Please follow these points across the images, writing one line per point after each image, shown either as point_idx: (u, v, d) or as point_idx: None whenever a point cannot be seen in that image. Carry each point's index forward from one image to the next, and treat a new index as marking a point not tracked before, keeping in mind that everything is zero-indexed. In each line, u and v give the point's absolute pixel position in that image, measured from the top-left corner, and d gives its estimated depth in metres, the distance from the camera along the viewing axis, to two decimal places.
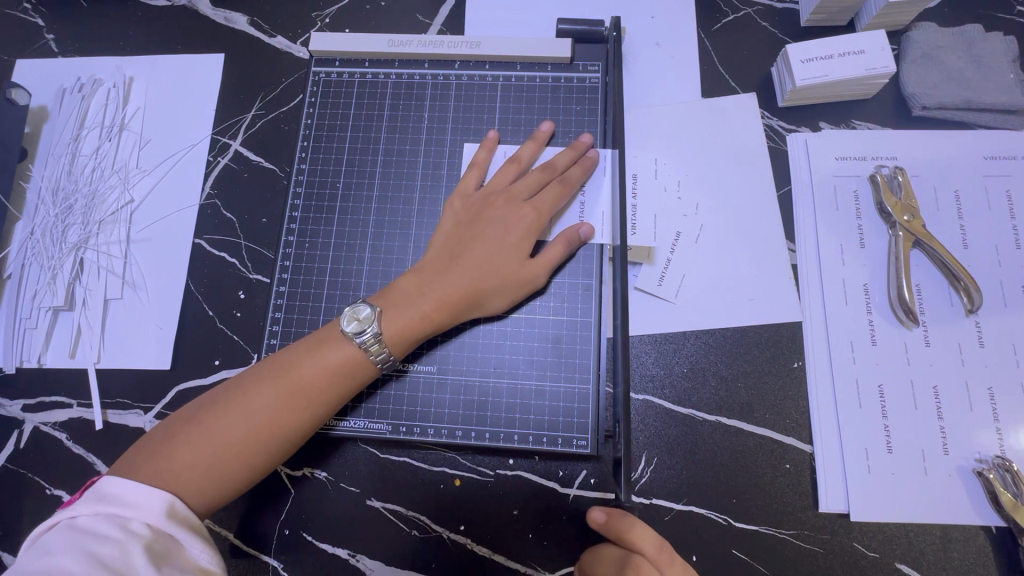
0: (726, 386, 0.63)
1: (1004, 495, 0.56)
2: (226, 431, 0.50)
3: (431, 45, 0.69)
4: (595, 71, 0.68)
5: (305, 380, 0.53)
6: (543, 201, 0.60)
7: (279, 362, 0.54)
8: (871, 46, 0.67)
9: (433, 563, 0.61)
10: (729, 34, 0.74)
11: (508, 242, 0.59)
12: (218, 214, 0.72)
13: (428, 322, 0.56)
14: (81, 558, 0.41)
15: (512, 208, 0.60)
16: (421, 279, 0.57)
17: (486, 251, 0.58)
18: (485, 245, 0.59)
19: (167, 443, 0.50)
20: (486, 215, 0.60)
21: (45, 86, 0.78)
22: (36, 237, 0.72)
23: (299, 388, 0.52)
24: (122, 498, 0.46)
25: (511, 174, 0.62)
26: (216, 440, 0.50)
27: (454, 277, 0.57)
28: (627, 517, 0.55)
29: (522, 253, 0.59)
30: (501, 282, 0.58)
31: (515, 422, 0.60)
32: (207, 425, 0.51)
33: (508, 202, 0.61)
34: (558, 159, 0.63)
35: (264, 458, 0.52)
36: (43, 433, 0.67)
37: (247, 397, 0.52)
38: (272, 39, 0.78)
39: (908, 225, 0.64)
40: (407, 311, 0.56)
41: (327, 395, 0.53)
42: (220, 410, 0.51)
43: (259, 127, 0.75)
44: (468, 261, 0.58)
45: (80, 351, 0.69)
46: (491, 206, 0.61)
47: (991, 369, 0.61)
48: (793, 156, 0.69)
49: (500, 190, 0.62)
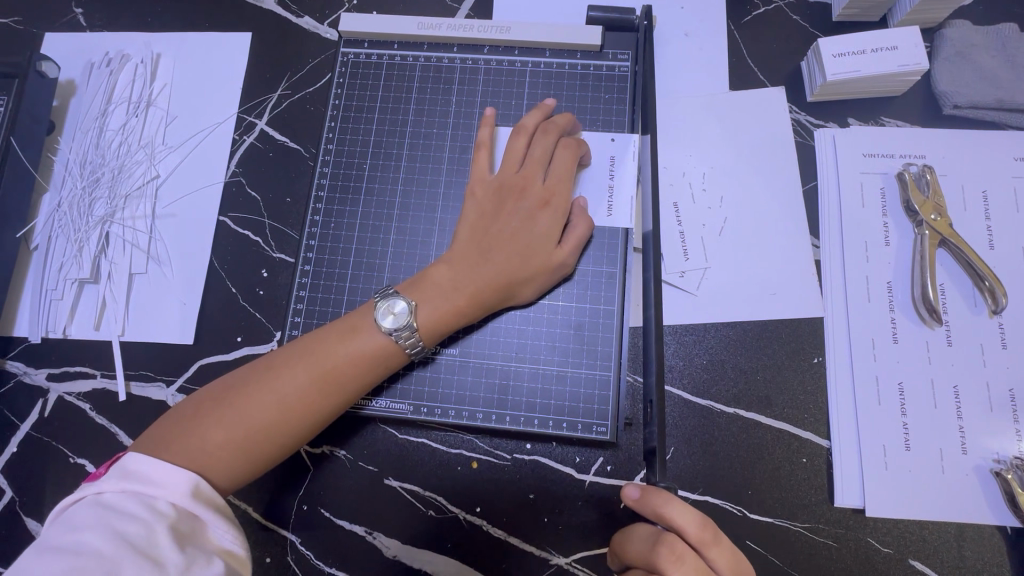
0: (745, 379, 0.63)
1: (1022, 496, 0.56)
2: (258, 411, 0.51)
3: (460, 29, 0.69)
4: (625, 59, 0.68)
5: (334, 366, 0.53)
6: (558, 175, 0.60)
7: (307, 346, 0.54)
8: (904, 42, 0.66)
9: (449, 543, 0.62)
10: (759, 27, 0.73)
11: (538, 228, 0.59)
12: (243, 192, 0.73)
13: (461, 314, 0.57)
14: (109, 537, 0.42)
15: (544, 205, 0.59)
16: (454, 271, 0.57)
17: (515, 239, 0.58)
18: (518, 241, 0.58)
19: (198, 421, 0.51)
20: (513, 206, 0.60)
21: (74, 60, 0.78)
22: (63, 210, 0.73)
23: (327, 375, 0.53)
24: (148, 477, 0.47)
25: (525, 153, 0.61)
26: (248, 420, 0.51)
27: (486, 269, 0.57)
28: (662, 494, 0.50)
29: (552, 236, 0.59)
30: (534, 268, 0.58)
31: (536, 407, 0.61)
32: (238, 405, 0.51)
33: (529, 185, 0.60)
34: (560, 125, 0.62)
35: (290, 441, 0.53)
36: (67, 402, 0.68)
37: (278, 380, 0.52)
38: (300, 19, 0.78)
39: (935, 224, 0.64)
40: (441, 303, 0.56)
41: (356, 380, 0.54)
42: (252, 391, 0.52)
43: (285, 107, 0.75)
44: (498, 250, 0.58)
45: (105, 323, 0.70)
46: (521, 201, 0.60)
47: (1014, 371, 0.61)
48: (821, 151, 0.69)
49: (519, 174, 0.61)
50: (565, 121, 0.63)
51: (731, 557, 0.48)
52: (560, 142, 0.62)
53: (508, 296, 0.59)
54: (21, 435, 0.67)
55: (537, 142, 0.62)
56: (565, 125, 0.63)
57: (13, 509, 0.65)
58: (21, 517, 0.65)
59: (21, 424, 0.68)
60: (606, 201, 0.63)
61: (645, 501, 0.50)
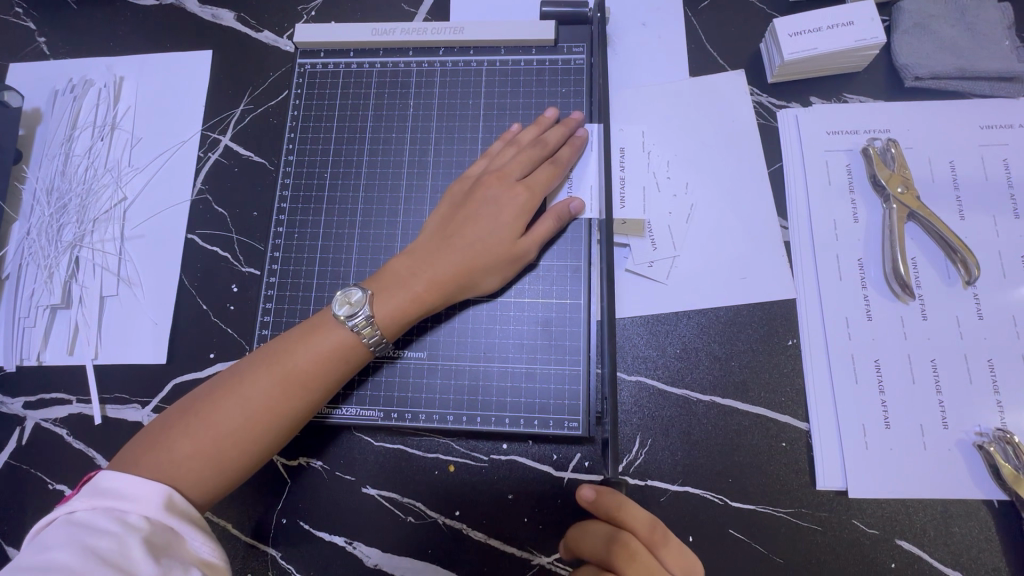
0: (720, 366, 0.63)
1: (1005, 467, 0.56)
2: (224, 421, 0.51)
3: (414, 33, 0.69)
4: (580, 52, 0.67)
5: (297, 367, 0.53)
6: (536, 180, 0.60)
7: (270, 351, 0.54)
8: (859, 17, 0.66)
9: (430, 549, 0.61)
10: (716, 12, 0.73)
11: (503, 219, 0.59)
12: (210, 209, 0.73)
13: (420, 303, 0.57)
14: (80, 552, 0.41)
15: (513, 201, 0.59)
16: (413, 261, 0.58)
17: (480, 227, 0.58)
18: (482, 234, 0.58)
19: (164, 437, 0.50)
20: (482, 198, 0.60)
21: (38, 88, 0.79)
22: (32, 237, 0.73)
23: (291, 376, 0.53)
24: (120, 491, 0.46)
25: (508, 154, 0.62)
26: (214, 431, 0.50)
27: (448, 256, 0.57)
28: (617, 497, 0.54)
29: (517, 231, 0.59)
30: (495, 259, 0.58)
31: (507, 406, 0.60)
32: (203, 415, 0.51)
33: (504, 182, 0.60)
34: (552, 136, 0.62)
35: (260, 449, 0.52)
36: (44, 428, 0.68)
37: (242, 386, 0.52)
38: (258, 34, 0.78)
39: (904, 197, 0.62)
40: (398, 294, 0.56)
41: (321, 381, 0.54)
42: (217, 402, 0.51)
43: (248, 122, 0.75)
44: (463, 241, 0.58)
45: (78, 347, 0.70)
46: (492, 194, 0.60)
47: (991, 341, 0.60)
48: (784, 131, 0.68)
49: (496, 170, 0.61)
50: (559, 134, 0.62)
51: (680, 555, 0.52)
52: (546, 150, 0.62)
53: (464, 284, 0.58)
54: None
55: (524, 149, 0.62)
56: (560, 135, 0.63)
57: None
58: (2, 546, 0.65)
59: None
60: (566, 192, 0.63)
61: (600, 503, 0.54)
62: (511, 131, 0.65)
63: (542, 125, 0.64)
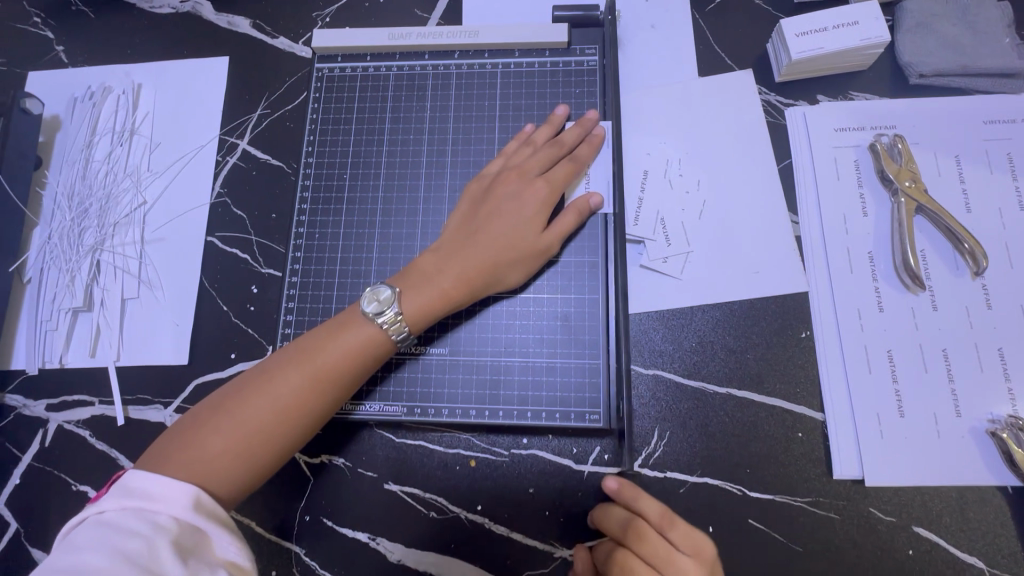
0: (736, 358, 0.64)
1: (1018, 453, 0.57)
2: (253, 416, 0.51)
3: (430, 37, 0.70)
4: (592, 53, 0.69)
5: (324, 363, 0.54)
6: (555, 173, 0.62)
7: (298, 348, 0.55)
8: (864, 17, 0.67)
9: (452, 543, 0.62)
10: (723, 14, 0.74)
11: (525, 215, 0.60)
12: (229, 212, 0.74)
13: (447, 298, 0.57)
14: (111, 554, 0.41)
15: (534, 197, 0.61)
16: (438, 258, 0.59)
17: (503, 223, 0.60)
18: (505, 230, 0.59)
19: (200, 432, 0.51)
20: (502, 195, 0.61)
21: (58, 96, 0.80)
22: (54, 241, 0.74)
23: (318, 372, 0.53)
24: (149, 491, 0.46)
25: (525, 152, 0.64)
26: (245, 425, 0.51)
27: (473, 252, 0.59)
28: (634, 487, 0.57)
29: (538, 223, 0.60)
30: (514, 252, 0.59)
31: (528, 400, 0.61)
32: (234, 412, 0.52)
33: (524, 179, 0.62)
34: (568, 135, 0.64)
35: (289, 443, 0.53)
36: (67, 430, 0.68)
37: (272, 382, 0.53)
38: (274, 40, 0.80)
39: (911, 190, 0.64)
40: (425, 290, 0.57)
41: (347, 377, 0.55)
42: (249, 397, 0.52)
43: (265, 126, 0.76)
44: (487, 237, 0.59)
45: (100, 349, 0.70)
46: (512, 191, 0.61)
47: (1000, 331, 0.61)
48: (793, 129, 0.70)
49: (515, 167, 0.63)
50: (575, 133, 0.64)
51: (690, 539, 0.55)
52: (564, 149, 0.63)
53: (488, 279, 0.59)
54: (23, 466, 0.68)
55: (542, 148, 0.63)
56: (577, 134, 0.64)
57: (18, 541, 0.65)
58: (26, 548, 0.65)
59: (23, 456, 0.68)
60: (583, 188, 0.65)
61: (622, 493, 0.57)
62: (527, 129, 0.66)
63: (556, 125, 0.65)
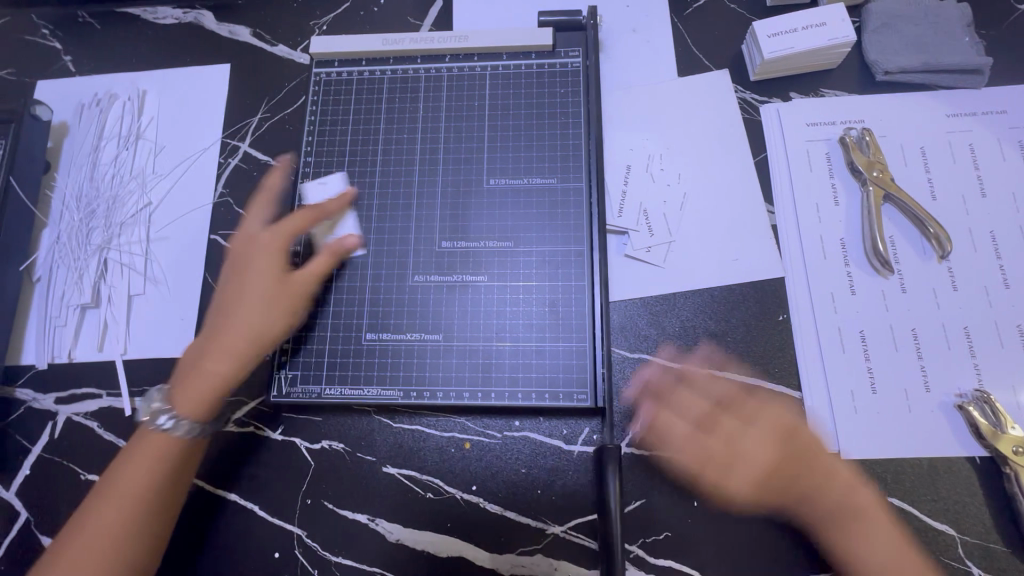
0: (717, 341, 0.67)
1: (984, 424, 0.60)
2: (123, 510, 0.55)
3: (422, 42, 0.74)
4: (576, 56, 0.73)
5: (125, 485, 0.57)
6: (282, 228, 0.65)
7: (147, 449, 0.58)
8: (831, 18, 0.71)
9: (449, 523, 0.64)
10: (700, 18, 0.79)
11: (264, 298, 0.63)
12: (231, 210, 0.77)
13: (218, 389, 0.61)
14: None
15: (275, 276, 0.64)
16: (217, 346, 0.61)
17: (252, 306, 0.62)
18: (255, 306, 0.62)
19: (158, 405, 0.60)
20: (253, 275, 0.64)
21: (66, 103, 0.83)
22: (62, 241, 0.77)
23: (117, 498, 0.56)
24: None
25: (288, 225, 0.65)
26: (113, 527, 0.55)
27: (227, 337, 0.61)
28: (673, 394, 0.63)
29: (275, 275, 0.64)
30: (262, 309, 0.62)
31: (519, 382, 0.64)
32: (105, 503, 0.56)
33: (272, 252, 0.64)
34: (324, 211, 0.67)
35: (161, 523, 0.57)
36: (76, 421, 0.71)
37: (128, 482, 0.57)
38: (274, 47, 0.83)
39: (878, 180, 0.68)
40: (203, 388, 0.60)
41: (167, 471, 0.58)
42: (195, 369, 0.61)
43: (266, 128, 0.80)
44: (237, 321, 0.62)
45: (107, 344, 0.73)
46: (265, 270, 0.63)
47: (966, 310, 0.65)
48: (767, 124, 0.73)
49: (274, 238, 0.65)
50: (332, 211, 0.67)
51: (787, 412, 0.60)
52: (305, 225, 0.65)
53: (250, 338, 0.62)
54: (32, 457, 0.70)
55: (292, 223, 0.65)
56: (315, 213, 0.66)
57: (28, 529, 0.68)
58: (37, 535, 0.67)
59: (32, 447, 0.70)
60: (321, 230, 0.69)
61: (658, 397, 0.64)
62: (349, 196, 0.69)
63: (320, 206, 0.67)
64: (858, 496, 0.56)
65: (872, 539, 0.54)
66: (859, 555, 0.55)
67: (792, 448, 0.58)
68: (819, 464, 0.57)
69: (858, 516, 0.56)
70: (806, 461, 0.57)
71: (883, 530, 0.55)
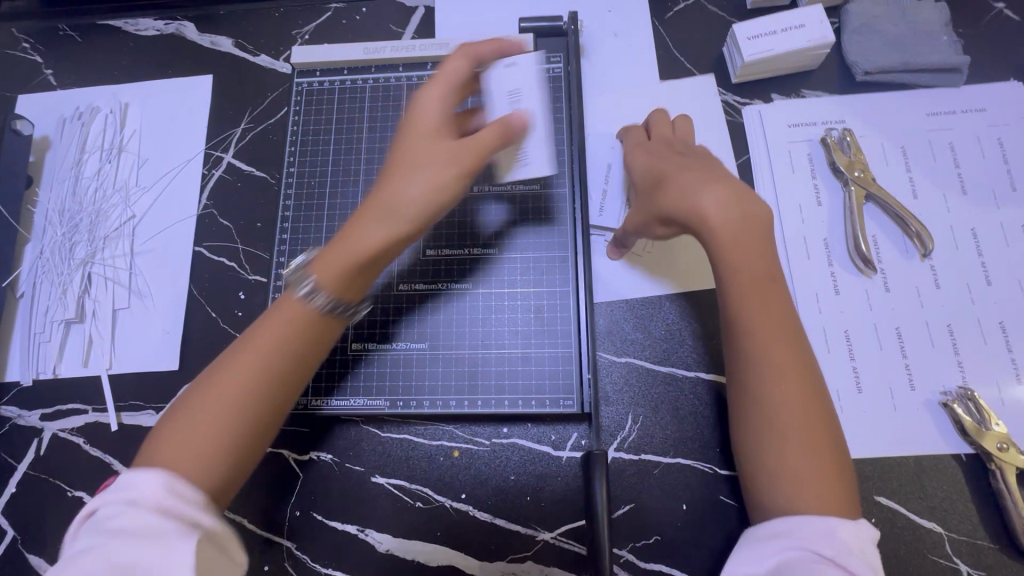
0: (704, 343, 0.67)
1: (968, 421, 0.60)
2: (263, 342, 0.49)
3: (403, 50, 0.74)
4: (557, 62, 0.73)
5: (277, 330, 0.49)
6: (425, 100, 0.55)
7: (294, 299, 0.51)
8: (810, 20, 0.72)
9: (439, 532, 0.64)
10: (681, 21, 0.79)
11: (415, 192, 0.51)
12: (216, 222, 0.77)
13: (318, 319, 0.50)
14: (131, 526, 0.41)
15: (450, 141, 0.53)
16: (338, 261, 0.50)
17: (388, 202, 0.51)
18: (371, 220, 0.51)
19: (334, 312, 0.50)
20: (409, 164, 0.52)
21: (47, 117, 0.83)
22: (46, 256, 0.76)
23: (280, 343, 0.49)
24: (131, 481, 0.43)
25: (432, 103, 0.54)
26: (247, 357, 0.48)
27: (349, 256, 0.50)
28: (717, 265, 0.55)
29: (434, 134, 0.53)
30: (419, 172, 0.51)
31: (505, 389, 0.64)
32: (249, 341, 0.49)
33: (432, 129, 0.53)
34: (479, 51, 0.57)
35: (269, 398, 0.48)
36: (62, 438, 0.70)
37: (268, 323, 0.50)
38: (256, 58, 0.83)
39: (860, 180, 0.68)
40: (318, 303, 0.49)
41: (322, 307, 0.50)
42: (244, 343, 0.49)
43: (249, 139, 0.80)
44: (360, 230, 0.51)
45: (92, 359, 0.73)
46: (426, 146, 0.53)
47: (949, 308, 0.65)
48: (749, 126, 0.74)
49: (427, 126, 0.54)
50: (497, 48, 0.58)
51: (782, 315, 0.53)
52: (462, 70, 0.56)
53: (391, 201, 0.51)
54: (19, 475, 0.70)
55: (453, 67, 0.55)
56: (478, 57, 0.57)
57: (15, 548, 0.67)
58: (23, 554, 0.67)
59: (18, 465, 0.70)
60: (504, 107, 0.57)
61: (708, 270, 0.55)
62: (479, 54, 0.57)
63: (467, 52, 0.57)
64: (793, 414, 0.49)
65: (769, 465, 0.49)
66: (770, 488, 0.49)
67: (745, 270, 0.53)
68: (768, 301, 0.53)
69: (777, 427, 0.50)
70: (758, 304, 0.52)
71: (802, 458, 0.48)
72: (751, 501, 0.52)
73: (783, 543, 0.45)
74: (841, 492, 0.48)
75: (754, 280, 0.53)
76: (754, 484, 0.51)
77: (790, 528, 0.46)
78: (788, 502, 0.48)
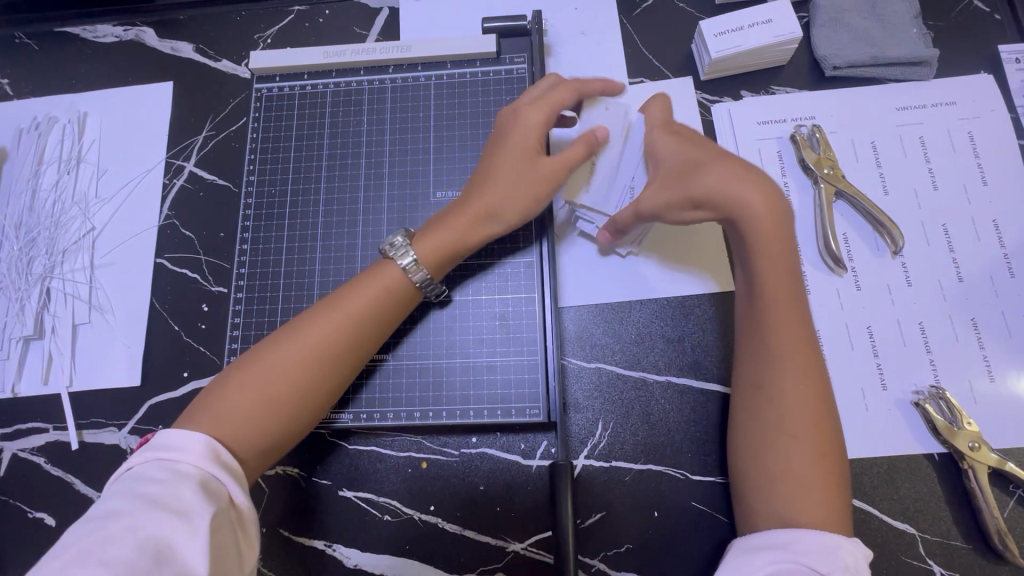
0: (674, 347, 0.66)
1: (940, 421, 0.59)
2: (286, 359, 0.52)
3: (364, 53, 0.72)
4: (522, 62, 0.72)
5: (300, 349, 0.52)
6: (528, 123, 0.60)
7: (319, 320, 0.54)
8: (777, 15, 0.71)
9: (408, 545, 0.63)
10: (648, 18, 0.77)
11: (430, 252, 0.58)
12: (178, 233, 0.75)
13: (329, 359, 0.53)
14: (133, 498, 0.42)
15: (489, 194, 0.59)
16: (346, 325, 0.54)
17: (390, 283, 0.56)
18: (373, 290, 0.56)
19: (344, 341, 0.54)
20: (446, 234, 0.58)
21: (4, 128, 0.81)
22: (3, 272, 0.74)
23: (303, 362, 0.52)
24: (168, 442, 0.46)
25: (526, 150, 0.59)
26: (272, 370, 0.51)
27: (355, 323, 0.54)
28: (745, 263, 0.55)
29: (529, 155, 0.59)
30: (516, 188, 0.59)
31: (470, 399, 0.63)
32: (265, 356, 0.52)
33: (481, 182, 0.60)
34: (550, 98, 0.61)
35: (304, 404, 0.52)
36: (22, 458, 0.69)
37: (287, 343, 0.52)
38: (217, 63, 0.81)
39: (830, 177, 0.67)
40: (324, 356, 0.53)
41: (341, 332, 0.54)
42: (261, 360, 0.52)
43: (211, 147, 0.78)
44: (363, 305, 0.55)
45: (53, 376, 0.71)
46: (473, 199, 0.59)
47: (920, 306, 0.64)
48: (717, 124, 0.73)
49: (512, 170, 0.59)
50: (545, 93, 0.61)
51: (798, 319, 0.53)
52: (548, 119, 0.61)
53: (488, 210, 0.58)
54: None
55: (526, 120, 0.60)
56: (557, 100, 0.61)
57: None
58: None
59: None
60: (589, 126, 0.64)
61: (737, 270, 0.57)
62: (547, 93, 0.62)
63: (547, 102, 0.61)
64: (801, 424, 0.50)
65: (770, 471, 0.50)
66: (769, 496, 0.50)
67: (772, 273, 0.53)
68: (790, 310, 0.53)
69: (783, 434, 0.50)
70: (784, 308, 0.53)
71: (806, 466, 0.49)
72: (743, 507, 0.52)
73: (769, 555, 0.45)
74: (837, 500, 0.48)
75: (777, 285, 0.54)
76: (750, 491, 0.51)
77: (784, 540, 0.46)
78: (785, 508, 0.48)
